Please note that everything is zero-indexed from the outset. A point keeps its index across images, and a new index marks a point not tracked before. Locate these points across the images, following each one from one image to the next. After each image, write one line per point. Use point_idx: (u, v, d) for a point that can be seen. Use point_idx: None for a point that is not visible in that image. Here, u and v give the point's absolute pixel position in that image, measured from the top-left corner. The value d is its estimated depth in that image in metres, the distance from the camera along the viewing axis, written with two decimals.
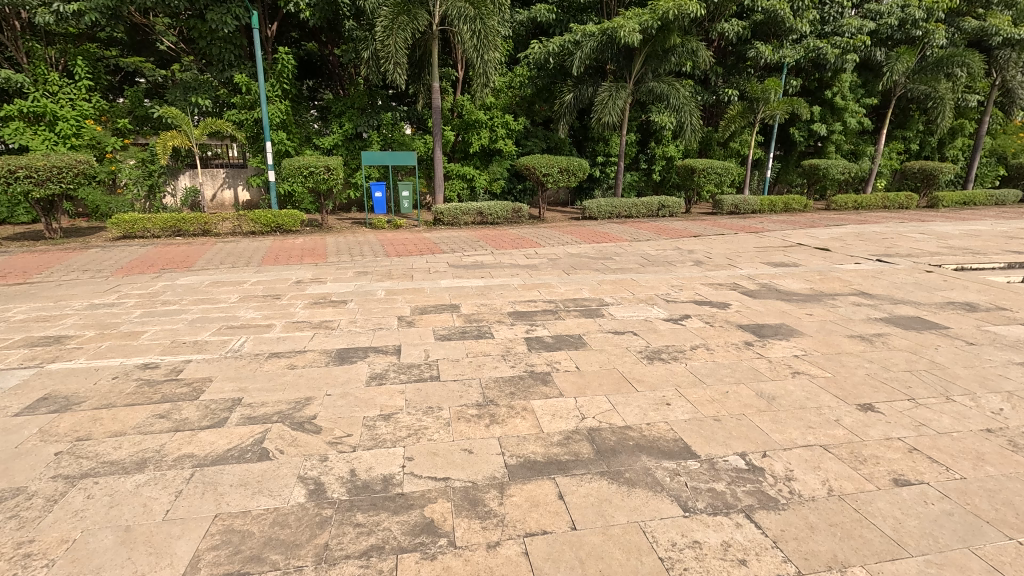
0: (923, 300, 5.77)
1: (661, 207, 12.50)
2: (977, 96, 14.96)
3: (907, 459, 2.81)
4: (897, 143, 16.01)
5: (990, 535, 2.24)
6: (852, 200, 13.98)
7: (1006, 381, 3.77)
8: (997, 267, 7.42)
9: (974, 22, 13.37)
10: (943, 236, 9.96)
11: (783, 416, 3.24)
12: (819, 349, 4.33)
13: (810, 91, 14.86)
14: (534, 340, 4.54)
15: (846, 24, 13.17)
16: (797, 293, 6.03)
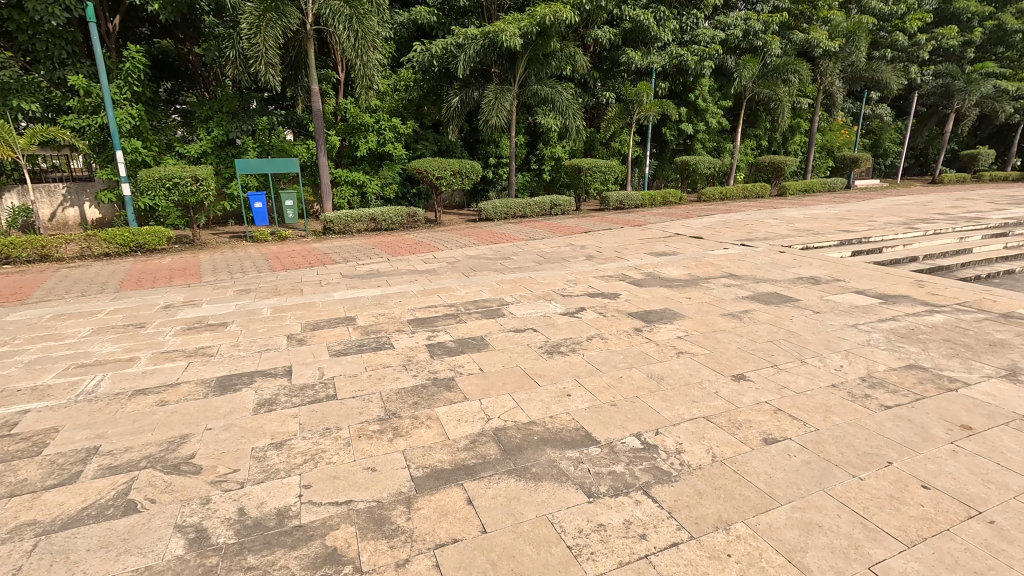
0: (778, 277, 6.57)
1: (554, 205, 12.98)
2: (807, 99, 17.40)
3: (774, 419, 3.17)
4: (750, 140, 18.14)
5: (840, 477, 2.60)
6: (718, 191, 15.58)
7: (845, 342, 4.42)
8: (833, 244, 8.68)
9: (801, 35, 15.57)
10: (790, 220, 11.47)
11: (671, 394, 3.51)
12: (698, 329, 4.76)
13: (677, 94, 16.28)
14: (436, 345, 4.47)
15: (701, 33, 14.59)
16: (678, 279, 6.58)
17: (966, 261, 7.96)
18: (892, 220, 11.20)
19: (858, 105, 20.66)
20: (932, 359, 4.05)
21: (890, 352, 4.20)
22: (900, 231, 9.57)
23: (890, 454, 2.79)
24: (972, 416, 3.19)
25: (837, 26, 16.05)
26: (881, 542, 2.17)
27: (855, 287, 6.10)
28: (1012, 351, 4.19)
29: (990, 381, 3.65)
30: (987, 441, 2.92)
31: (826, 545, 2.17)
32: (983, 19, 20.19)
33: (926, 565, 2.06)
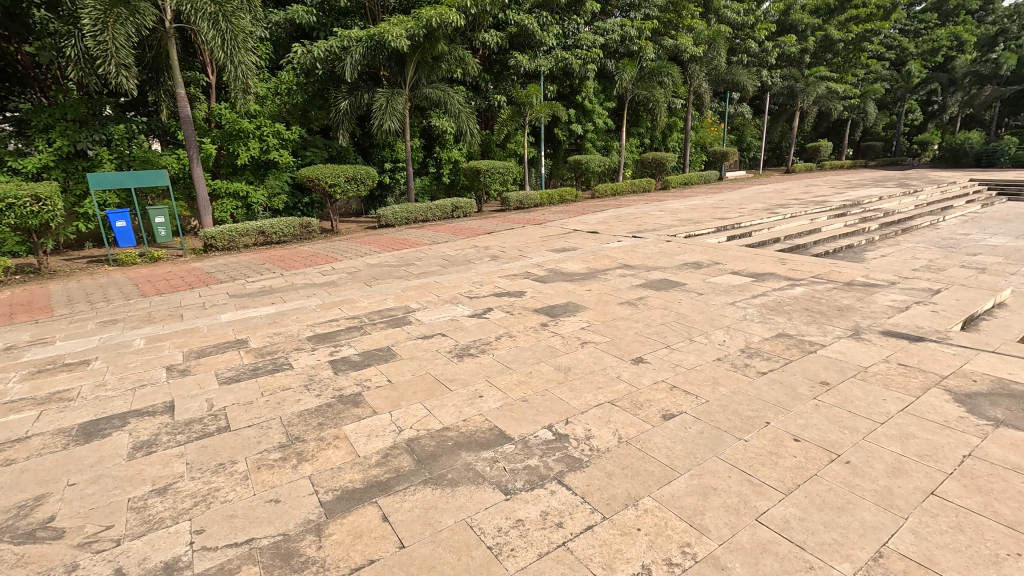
0: (667, 265, 7.11)
1: (456, 208, 12.96)
2: (680, 100, 19.03)
3: (670, 396, 3.43)
4: (634, 139, 19.49)
5: (729, 441, 2.87)
6: (610, 188, 16.50)
7: (726, 319, 4.89)
8: (711, 231, 9.57)
9: (670, 42, 17.06)
10: (674, 211, 12.48)
11: (578, 383, 3.65)
12: (600, 319, 5.00)
13: (565, 96, 16.99)
14: (340, 361, 4.26)
15: (583, 38, 15.33)
16: (578, 273, 6.87)
17: (817, 239, 9.18)
18: (757, 206, 12.61)
19: (722, 105, 23.04)
20: (796, 327, 4.61)
21: (763, 324, 4.72)
22: (764, 216, 10.80)
23: (768, 415, 3.14)
24: (829, 372, 3.68)
25: (700, 33, 17.75)
26: (765, 495, 2.43)
27: (731, 268, 6.78)
28: (855, 313, 4.91)
29: (840, 341, 4.25)
30: (840, 393, 3.38)
31: (721, 505, 2.38)
32: (814, 30, 23.39)
33: (801, 508, 2.34)
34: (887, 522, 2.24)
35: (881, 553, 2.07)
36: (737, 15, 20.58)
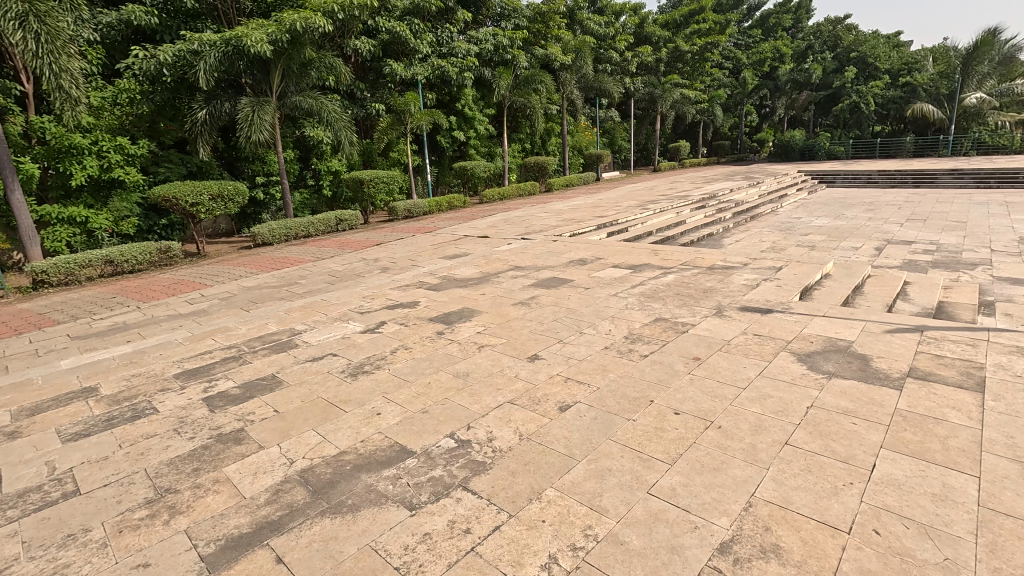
0: (555, 263, 7.43)
1: (340, 221, 12.39)
2: (556, 106, 20.00)
3: (565, 388, 3.58)
4: (516, 145, 20.17)
5: (620, 423, 3.07)
6: (497, 192, 16.85)
7: (610, 309, 5.22)
8: (592, 229, 10.17)
9: (541, 51, 17.93)
10: (558, 212, 13.09)
11: (478, 387, 3.67)
12: (495, 322, 5.08)
13: (444, 103, 17.03)
14: (215, 397, 3.86)
15: (457, 46, 15.43)
16: (471, 278, 6.92)
17: (683, 230, 10.18)
18: (631, 203, 13.66)
19: (594, 110, 24.72)
20: (670, 310, 5.07)
21: (643, 310, 5.12)
22: (637, 212, 11.72)
23: (651, 394, 3.40)
24: (700, 348, 4.10)
25: (568, 43, 18.69)
26: (653, 468, 2.64)
27: (612, 262, 7.26)
28: (717, 293, 5.52)
29: (707, 319, 4.74)
30: (710, 366, 3.78)
31: (616, 484, 2.53)
32: (666, 41, 25.85)
33: (685, 474, 2.57)
34: (754, 474, 2.54)
35: (750, 503, 2.34)
36: (599, 27, 22.15)
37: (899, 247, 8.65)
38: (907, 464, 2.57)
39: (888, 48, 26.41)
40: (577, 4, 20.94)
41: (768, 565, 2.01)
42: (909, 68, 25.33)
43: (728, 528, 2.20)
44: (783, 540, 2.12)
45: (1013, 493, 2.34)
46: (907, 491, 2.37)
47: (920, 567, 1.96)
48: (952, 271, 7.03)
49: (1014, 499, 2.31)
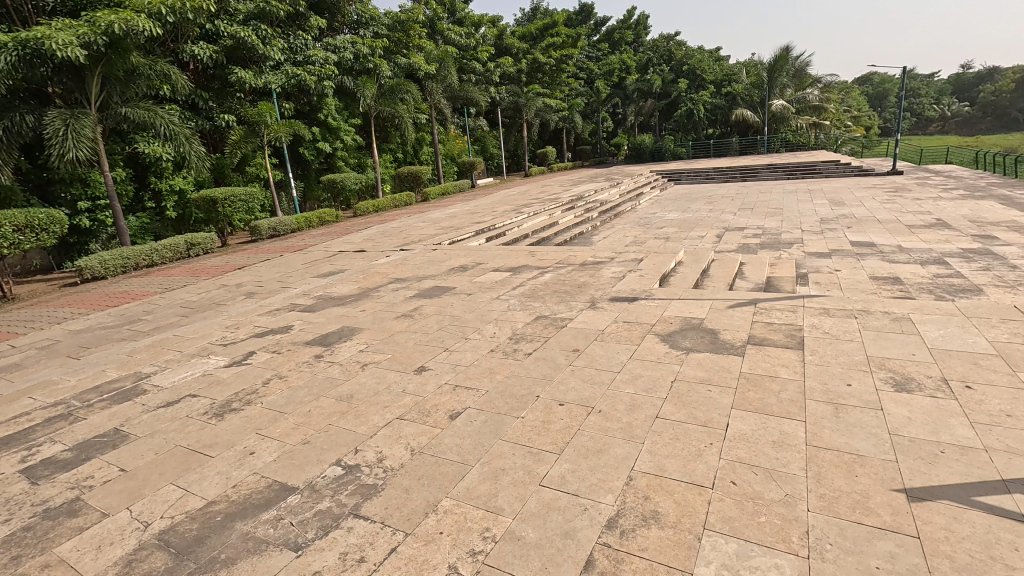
0: (435, 272, 7.38)
1: (192, 245, 11.09)
2: (424, 115, 19.92)
3: (454, 395, 3.56)
4: (387, 155, 19.76)
5: (509, 422, 3.13)
6: (371, 204, 16.29)
7: (494, 312, 5.32)
8: (471, 235, 10.29)
9: (404, 60, 17.75)
10: (436, 221, 13.03)
11: (364, 408, 3.51)
12: (378, 338, 4.89)
13: (305, 114, 16.08)
14: (39, 466, 3.21)
15: (313, 54, 14.61)
16: (350, 295, 6.60)
17: (555, 230, 10.73)
18: (507, 208, 14.08)
19: (462, 119, 25.27)
20: (550, 308, 5.31)
21: (524, 310, 5.29)
22: (513, 216, 12.11)
23: (537, 389, 3.53)
24: (578, 340, 4.35)
25: (430, 53, 18.59)
26: (544, 460, 2.74)
27: (492, 266, 7.41)
28: (590, 287, 5.90)
29: (583, 312, 5.05)
30: (588, 355, 4.03)
31: (510, 482, 2.58)
32: (524, 53, 27.40)
33: (572, 461, 2.70)
34: (632, 450, 2.75)
35: (631, 477, 2.53)
36: (460, 37, 22.53)
37: (735, 233, 9.98)
38: (752, 419, 2.97)
39: (711, 61, 30.39)
40: (437, 14, 21.07)
41: (650, 531, 2.19)
42: (729, 79, 29.45)
43: (614, 504, 2.36)
44: (661, 505, 2.33)
45: (830, 429, 2.83)
46: (754, 442, 2.74)
47: (767, 507, 2.27)
48: (775, 250, 8.30)
49: (830, 435, 2.78)
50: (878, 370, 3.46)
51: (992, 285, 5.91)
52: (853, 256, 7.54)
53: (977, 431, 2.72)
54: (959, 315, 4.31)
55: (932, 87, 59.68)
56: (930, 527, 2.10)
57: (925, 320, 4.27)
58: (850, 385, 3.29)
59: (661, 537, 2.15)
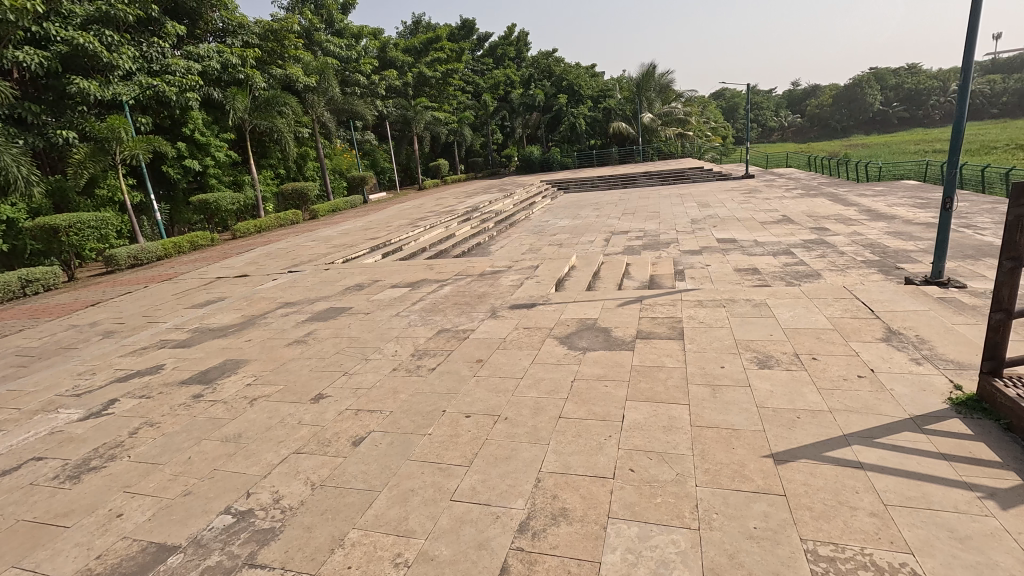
0: (329, 293, 7.02)
1: (28, 281, 9.47)
2: (306, 128, 18.99)
3: (356, 421, 3.41)
4: (267, 171, 18.49)
5: (416, 441, 3.07)
6: (252, 225, 15.09)
7: (394, 330, 5.18)
8: (365, 252, 9.95)
9: (279, 71, 16.78)
10: (327, 239, 12.42)
11: (254, 446, 3.23)
12: (267, 368, 4.53)
13: (166, 128, 14.56)
14: None
15: (172, 63, 13.25)
16: (232, 325, 6.04)
17: (453, 242, 10.75)
18: (402, 222, 13.83)
19: (349, 133, 24.52)
20: (451, 320, 5.29)
21: (425, 325, 5.22)
22: (408, 230, 11.92)
23: (443, 404, 3.50)
24: (481, 350, 4.38)
25: (308, 64, 18.12)
26: (453, 475, 2.71)
27: (389, 283, 7.22)
28: (490, 297, 5.98)
29: (484, 322, 5.10)
30: (491, 365, 4.07)
31: (420, 502, 2.53)
32: (409, 66, 27.48)
33: (481, 471, 2.71)
34: (539, 453, 2.83)
35: (539, 479, 2.61)
36: (341, 49, 21.83)
37: (620, 236, 10.72)
38: (644, 408, 3.20)
39: (588, 77, 32.51)
40: (313, 24, 20.19)
41: (559, 529, 2.26)
42: (605, 94, 31.71)
43: (524, 508, 2.41)
44: (568, 502, 2.42)
45: (709, 409, 3.13)
46: (647, 430, 2.96)
47: (662, 488, 2.46)
48: (656, 250, 9.03)
49: (710, 414, 3.08)
50: (744, 351, 3.92)
51: (827, 270, 6.96)
52: (720, 252, 8.45)
53: (823, 395, 3.19)
54: (803, 297, 5.02)
55: (770, 102, 69.06)
56: (793, 484, 2.41)
57: (778, 303, 4.91)
58: (723, 367, 3.68)
59: (571, 532, 2.23)
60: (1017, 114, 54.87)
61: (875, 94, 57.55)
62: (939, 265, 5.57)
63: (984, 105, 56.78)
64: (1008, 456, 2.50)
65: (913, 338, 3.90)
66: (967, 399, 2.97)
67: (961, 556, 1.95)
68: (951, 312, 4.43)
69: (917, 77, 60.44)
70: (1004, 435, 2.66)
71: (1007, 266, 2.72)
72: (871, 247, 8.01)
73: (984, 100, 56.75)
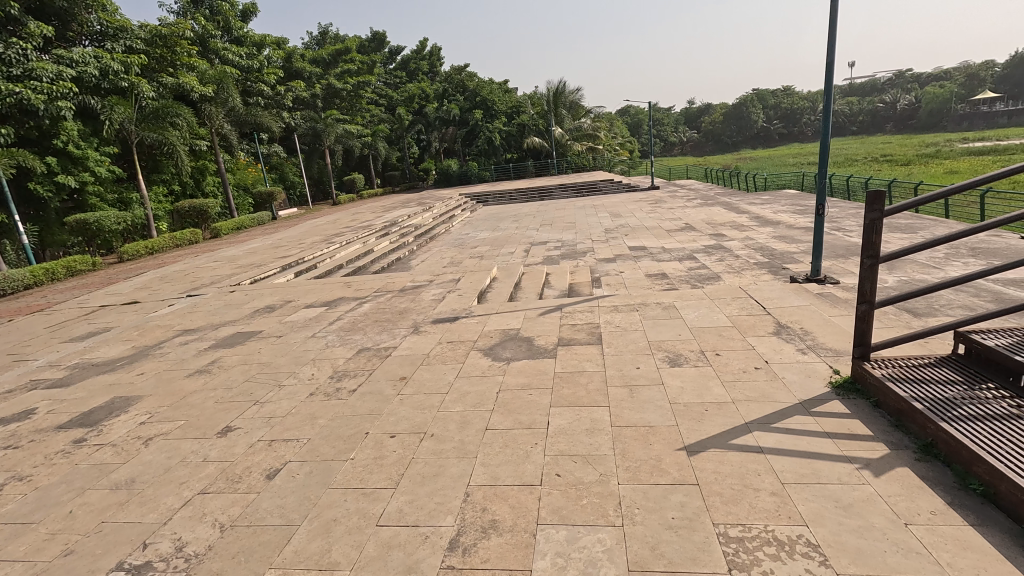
0: (235, 317, 6.51)
1: None
2: (203, 141, 17.69)
3: (270, 452, 3.18)
4: (158, 187, 16.94)
5: (337, 468, 2.93)
6: (142, 246, 13.68)
7: (310, 353, 4.92)
8: (276, 272, 9.38)
9: (171, 80, 15.42)
10: (231, 259, 11.56)
11: (151, 491, 2.91)
12: (165, 403, 4.11)
13: (32, 140, 12.89)
14: None
15: (37, 67, 11.45)
16: (120, 358, 5.42)
17: (371, 258, 10.44)
18: (315, 239, 13.22)
19: (253, 145, 23.15)
20: (371, 339, 5.12)
21: (344, 346, 5.01)
22: (323, 247, 11.42)
23: (365, 426, 3.37)
24: (404, 368, 4.28)
25: (205, 73, 17.09)
26: (378, 499, 2.62)
27: (303, 303, 6.85)
28: (411, 313, 5.87)
29: (406, 339, 4.99)
30: (415, 382, 3.99)
31: (344, 531, 2.41)
32: (318, 77, 26.78)
33: (409, 492, 2.64)
34: (466, 467, 2.81)
35: (468, 493, 2.58)
36: (241, 58, 20.61)
37: (539, 246, 10.99)
38: (568, 413, 3.29)
39: (501, 93, 33.23)
40: (208, 30, 18.83)
41: (490, 542, 2.25)
42: (518, 109, 32.58)
43: (454, 525, 2.37)
44: (497, 513, 2.42)
45: (628, 408, 3.28)
46: (571, 434, 3.04)
47: (587, 489, 2.53)
48: (573, 260, 9.35)
49: (629, 413, 3.23)
50: (657, 351, 4.16)
51: (725, 272, 7.59)
52: (631, 259, 8.93)
53: (727, 388, 3.46)
54: (706, 298, 5.43)
55: (670, 119, 74.41)
56: (704, 473, 2.59)
57: (685, 305, 5.27)
58: (639, 368, 3.88)
59: (501, 544, 2.23)
60: (871, 131, 63.46)
61: (757, 113, 64.07)
62: (817, 265, 6.27)
63: (845, 123, 65.13)
64: (879, 430, 2.86)
65: (798, 331, 4.35)
66: (844, 382, 3.36)
67: (846, 523, 2.20)
68: (828, 305, 5.01)
69: (791, 98, 68.10)
70: (873, 411, 3.03)
71: (868, 263, 3.12)
72: (761, 250, 8.85)
73: (845, 119, 65.09)
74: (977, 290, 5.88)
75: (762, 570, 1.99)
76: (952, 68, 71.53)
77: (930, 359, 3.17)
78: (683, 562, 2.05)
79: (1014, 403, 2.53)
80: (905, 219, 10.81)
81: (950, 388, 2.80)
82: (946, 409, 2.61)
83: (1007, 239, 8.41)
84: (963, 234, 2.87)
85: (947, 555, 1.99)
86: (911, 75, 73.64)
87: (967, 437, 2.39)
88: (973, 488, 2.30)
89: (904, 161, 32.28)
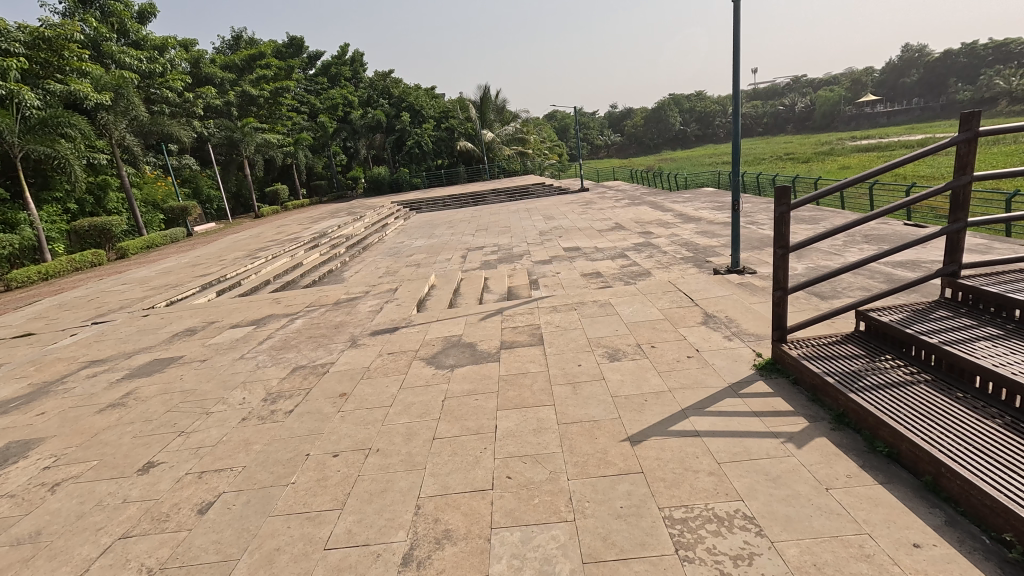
0: (151, 343, 6.00)
1: None
2: (101, 154, 16.21)
3: (200, 485, 2.96)
4: (50, 207, 15.44)
5: (277, 495, 2.77)
6: (33, 271, 12.29)
7: (238, 375, 4.63)
8: (195, 292, 8.74)
9: (59, 87, 13.79)
10: (140, 281, 10.58)
11: (62, 542, 2.62)
12: (72, 444, 3.71)
13: None
14: None
15: None
16: (13, 398, 4.82)
17: (301, 272, 9.99)
18: (238, 255, 12.43)
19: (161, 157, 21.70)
20: (306, 356, 4.90)
21: (276, 366, 4.74)
22: (247, 263, 10.79)
23: (306, 447, 3.22)
24: (344, 384, 4.12)
25: (100, 79, 15.55)
26: (324, 522, 2.51)
27: (228, 323, 6.43)
28: (348, 326, 5.67)
29: (345, 353, 4.81)
30: (356, 397, 3.86)
31: (289, 559, 2.29)
32: (230, 84, 25.13)
33: (357, 511, 2.55)
34: (416, 480, 2.75)
35: (419, 506, 2.54)
36: (142, 62, 19.06)
37: (476, 252, 11.00)
38: (515, 414, 3.32)
39: (428, 98, 33.02)
40: (100, 33, 17.13)
41: (445, 552, 2.22)
42: (446, 115, 32.43)
43: (405, 540, 2.32)
44: (450, 522, 2.39)
45: (571, 405, 3.36)
46: (520, 435, 3.07)
47: (538, 489, 2.56)
48: (510, 263, 9.43)
49: (574, 409, 3.31)
50: (597, 348, 4.28)
51: (655, 268, 7.93)
52: (567, 260, 9.13)
53: (663, 377, 3.64)
54: (640, 293, 5.66)
55: (595, 123, 77.37)
56: (648, 461, 2.70)
57: (620, 302, 5.45)
58: (581, 365, 3.99)
59: (456, 552, 2.21)
60: (775, 133, 69.13)
61: (674, 117, 68.09)
62: (735, 257, 6.74)
63: (753, 125, 70.64)
64: (798, 405, 3.11)
65: (724, 319, 4.64)
66: (766, 363, 3.63)
67: (776, 493, 2.37)
68: (748, 295, 5.37)
69: (704, 102, 72.91)
70: (793, 388, 3.29)
71: (779, 253, 3.38)
72: (686, 245, 9.37)
73: (751, 122, 70.64)
74: (872, 273, 6.54)
75: (705, 546, 2.11)
76: (838, 74, 79.50)
77: (838, 338, 3.48)
78: (632, 548, 2.13)
79: (909, 370, 2.85)
80: (810, 211, 11.85)
81: (855, 361, 3.10)
82: (853, 380, 2.89)
83: (893, 226, 9.45)
84: (856, 224, 3.15)
85: (863, 513, 2.20)
86: (805, 81, 81.21)
87: (873, 405, 2.64)
88: (879, 450, 2.56)
89: (804, 159, 35.00)
